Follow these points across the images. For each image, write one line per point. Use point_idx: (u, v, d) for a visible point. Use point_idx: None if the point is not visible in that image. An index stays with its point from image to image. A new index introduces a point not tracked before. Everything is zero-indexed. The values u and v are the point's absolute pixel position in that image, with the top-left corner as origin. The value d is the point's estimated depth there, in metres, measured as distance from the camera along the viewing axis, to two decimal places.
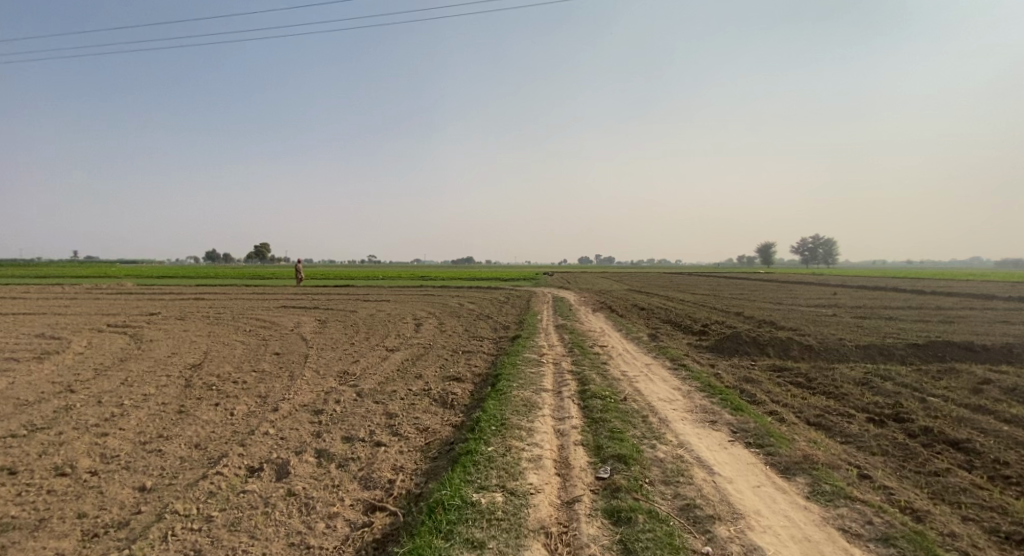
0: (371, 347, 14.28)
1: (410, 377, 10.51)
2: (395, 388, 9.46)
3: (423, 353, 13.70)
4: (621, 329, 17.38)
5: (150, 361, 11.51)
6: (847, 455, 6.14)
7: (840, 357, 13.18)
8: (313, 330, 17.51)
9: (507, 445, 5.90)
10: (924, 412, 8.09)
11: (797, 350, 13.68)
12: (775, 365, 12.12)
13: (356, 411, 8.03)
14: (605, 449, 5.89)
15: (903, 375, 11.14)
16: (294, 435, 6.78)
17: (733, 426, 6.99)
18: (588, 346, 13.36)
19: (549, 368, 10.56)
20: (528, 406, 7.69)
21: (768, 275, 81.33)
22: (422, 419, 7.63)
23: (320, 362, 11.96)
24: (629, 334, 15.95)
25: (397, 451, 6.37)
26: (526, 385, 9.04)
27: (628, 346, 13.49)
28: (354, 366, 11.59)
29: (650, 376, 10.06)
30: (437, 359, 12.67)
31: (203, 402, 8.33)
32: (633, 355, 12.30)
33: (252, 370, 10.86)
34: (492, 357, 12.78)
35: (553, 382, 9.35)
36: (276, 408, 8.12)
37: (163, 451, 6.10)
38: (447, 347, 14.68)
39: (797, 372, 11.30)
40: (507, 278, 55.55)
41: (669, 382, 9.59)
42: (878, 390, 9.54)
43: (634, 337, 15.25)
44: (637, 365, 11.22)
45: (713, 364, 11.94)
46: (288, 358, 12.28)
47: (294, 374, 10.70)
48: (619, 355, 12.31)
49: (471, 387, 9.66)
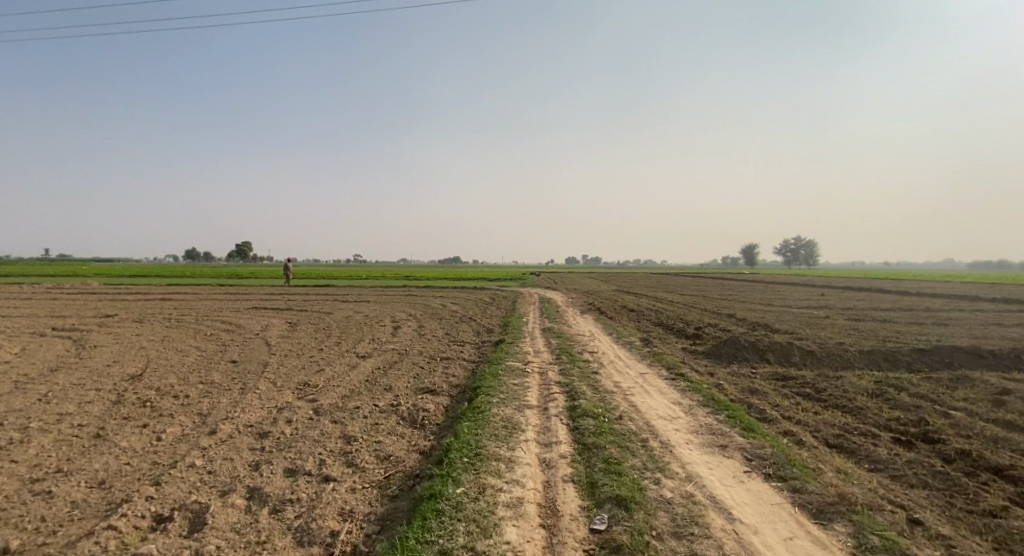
0: (340, 354, 13.10)
1: (378, 390, 9.38)
2: (359, 404, 8.33)
3: (396, 360, 12.56)
4: (610, 332, 16.38)
5: (85, 372, 10.29)
6: (885, 491, 5.16)
7: (844, 363, 12.32)
8: (280, 335, 16.28)
9: (481, 485, 4.82)
10: (955, 431, 7.15)
11: (798, 356, 12.82)
12: (778, 373, 11.21)
13: (308, 434, 6.90)
14: (601, 488, 4.84)
15: (915, 383, 10.28)
16: (225, 469, 5.65)
17: (747, 453, 5.99)
18: (576, 353, 12.33)
19: (534, 380, 9.49)
20: (509, 428, 6.61)
21: (755, 276, 81.17)
22: (384, 444, 6.53)
23: (279, 372, 10.79)
24: (619, 338, 14.97)
25: (348, 490, 5.25)
26: (507, 401, 7.95)
27: (619, 353, 12.50)
28: (316, 376, 10.42)
29: (645, 389, 9.06)
30: (412, 368, 11.55)
31: (128, 426, 7.22)
32: (625, 363, 11.32)
33: (198, 382, 9.69)
34: (471, 366, 11.67)
35: (539, 397, 8.30)
36: (214, 430, 6.98)
37: (53, 493, 5.07)
38: (424, 352, 13.54)
39: (804, 382, 10.36)
40: (494, 278, 54.55)
41: (668, 396, 8.60)
42: (895, 402, 8.66)
43: (625, 342, 14.24)
44: (631, 374, 10.21)
45: (712, 373, 10.99)
46: (245, 367, 11.11)
47: (245, 386, 9.53)
48: (610, 363, 11.29)
49: (446, 403, 8.55)
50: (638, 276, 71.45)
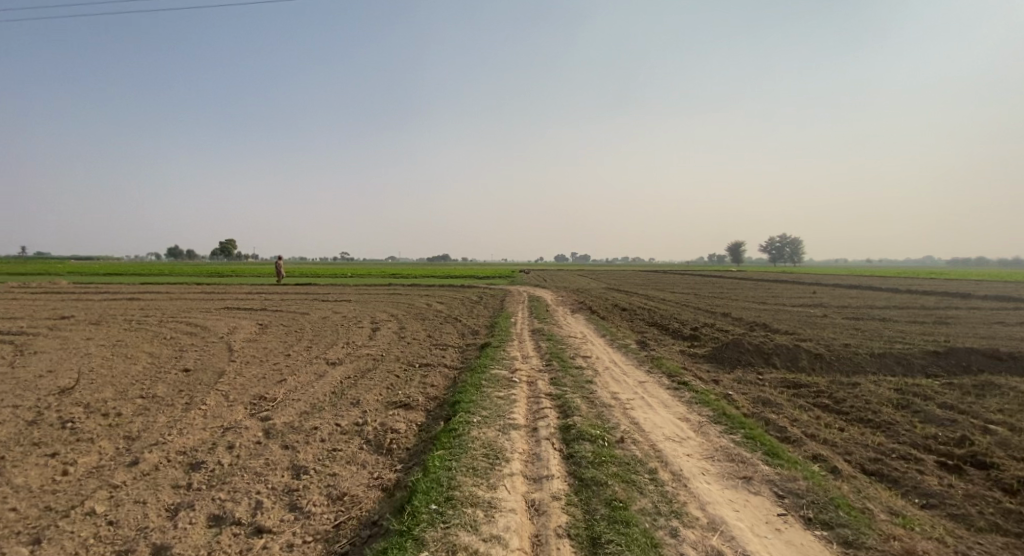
0: (309, 361, 11.90)
1: (343, 405, 8.24)
2: (318, 424, 7.18)
3: (370, 367, 11.41)
4: (603, 334, 15.31)
5: (9, 384, 9.03)
6: (954, 541, 4.17)
7: (856, 368, 11.39)
8: (247, 339, 15.03)
9: (451, 547, 3.76)
10: (1006, 453, 6.19)
11: (807, 359, 11.86)
12: (789, 381, 10.23)
13: (249, 464, 5.75)
14: (605, 549, 3.81)
15: (939, 391, 9.34)
16: (132, 519, 4.52)
17: (778, 487, 4.95)
18: (568, 358, 11.25)
19: (522, 392, 8.39)
20: (490, 457, 5.50)
21: (745, 275, 80.65)
22: (340, 479, 5.42)
23: (234, 383, 9.58)
24: (613, 341, 13.92)
25: (284, 549, 4.15)
26: (490, 420, 6.84)
27: (615, 358, 11.43)
28: (275, 389, 9.23)
29: (647, 402, 8.01)
30: (385, 377, 10.41)
31: (33, 455, 6.06)
32: (622, 370, 10.27)
33: (137, 397, 8.47)
34: (452, 374, 10.56)
35: (527, 414, 7.21)
36: (137, 460, 5.84)
37: None
38: (401, 358, 12.38)
39: (818, 390, 9.39)
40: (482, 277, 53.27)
41: (673, 411, 7.55)
42: (926, 415, 7.70)
43: (619, 345, 13.17)
44: (630, 384, 9.17)
45: (718, 380, 9.98)
46: (196, 378, 9.89)
47: (191, 401, 8.34)
48: (606, 370, 10.25)
49: (420, 421, 7.43)
50: (628, 274, 70.53)
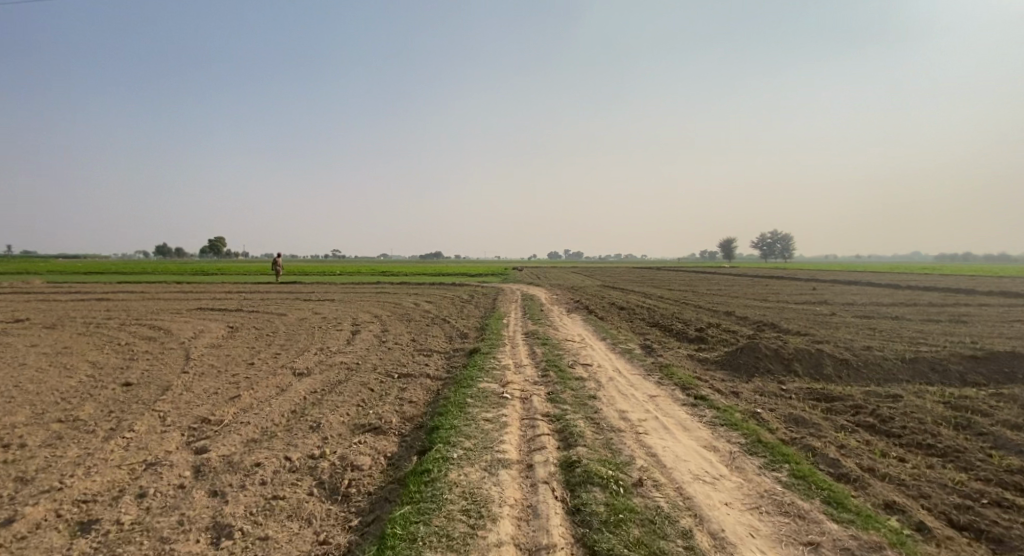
0: (272, 371, 10.53)
1: (300, 430, 6.90)
2: (264, 457, 5.85)
3: (342, 378, 10.06)
4: (603, 337, 14.01)
5: None
6: None
7: (888, 375, 10.17)
8: (210, 345, 13.61)
9: None
10: None
11: (833, 365, 10.61)
12: (818, 393, 8.97)
13: (157, 524, 4.42)
14: None
15: (993, 405, 8.13)
16: None
17: None
18: (566, 367, 9.92)
19: (513, 412, 7.07)
20: (473, 517, 4.19)
21: (741, 270, 79.60)
22: (273, 548, 4.10)
23: (178, 401, 8.21)
24: (614, 345, 12.61)
25: None
26: (475, 453, 5.52)
27: (619, 367, 10.13)
28: (224, 409, 7.86)
29: (663, 425, 6.73)
30: (357, 391, 9.07)
31: None
32: (628, 381, 8.96)
33: (52, 421, 7.09)
34: (435, 387, 9.21)
35: (520, 444, 5.89)
36: (11, 520, 4.56)
37: None
38: (379, 366, 11.04)
39: (855, 404, 8.15)
40: (474, 274, 51.78)
41: (697, 437, 6.26)
42: (997, 441, 6.46)
43: (622, 350, 11.87)
44: (640, 399, 7.88)
45: (738, 393, 8.70)
46: (134, 394, 8.50)
47: (118, 425, 6.98)
48: (610, 381, 8.95)
49: (389, 453, 6.09)
50: (623, 271, 69.28)
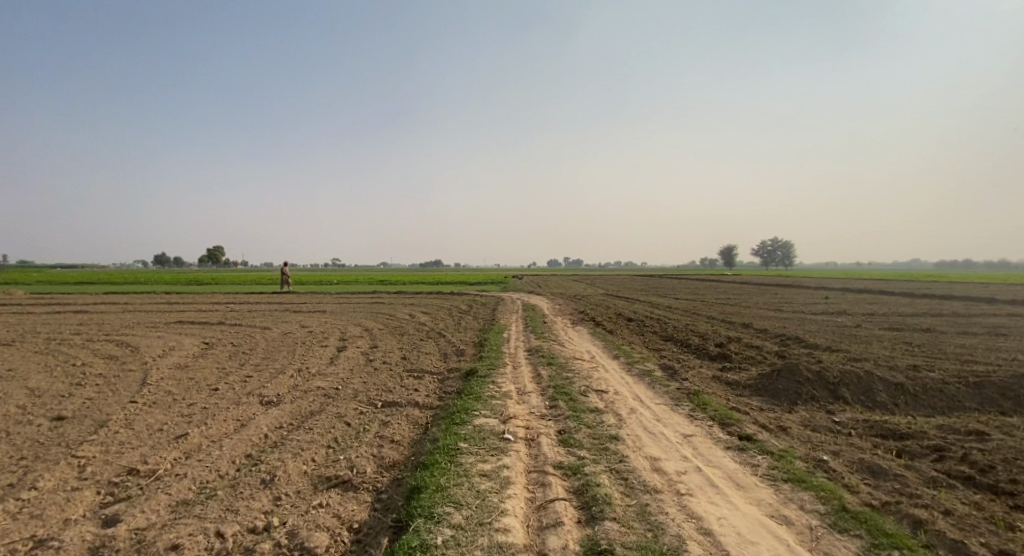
0: (235, 399, 9.09)
1: (248, 487, 5.47)
2: (187, 537, 4.43)
3: (316, 408, 8.61)
4: (615, 355, 12.52)
5: None
6: None
7: (954, 403, 8.69)
8: (175, 365, 12.19)
9: None
10: None
11: (887, 392, 9.11)
12: (880, 427, 7.49)
13: None
14: None
15: None
16: None
17: None
18: (578, 396, 8.43)
19: (518, 463, 5.63)
20: None
21: (745, 279, 78.13)
22: None
23: (108, 443, 6.78)
24: (629, 365, 11.17)
25: None
26: (467, 537, 4.07)
27: (639, 395, 8.66)
28: (162, 454, 6.43)
29: (710, 480, 5.28)
30: (329, 427, 7.62)
31: None
32: (654, 416, 7.49)
33: None
34: (423, 423, 7.76)
35: (529, 518, 4.44)
36: None
37: None
38: (360, 392, 9.58)
39: (934, 443, 6.68)
40: (475, 282, 50.27)
41: (758, 501, 4.80)
42: None
43: (640, 373, 10.37)
44: (673, 441, 6.43)
45: (787, 429, 7.22)
46: (58, 436, 7.10)
47: (18, 486, 5.58)
48: (631, 415, 7.50)
49: (355, 526, 4.65)
50: (625, 279, 67.88)
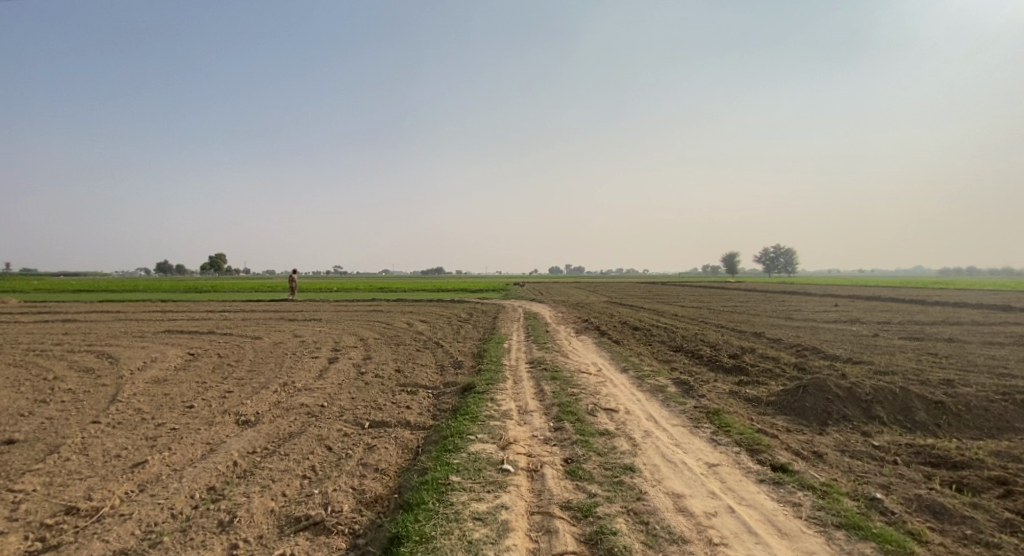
0: (209, 420, 8.26)
1: (202, 532, 4.66)
2: None
3: (295, 429, 7.79)
4: (623, 368, 11.67)
5: None
6: None
7: (1002, 425, 7.86)
8: (152, 380, 11.35)
9: None
10: None
11: (926, 411, 8.28)
12: (927, 454, 6.66)
13: None
14: None
15: None
16: None
17: None
18: (586, 417, 7.59)
19: (518, 503, 4.81)
20: None
21: (748, 286, 77.43)
22: None
23: (54, 474, 5.97)
24: (639, 380, 10.31)
25: None
26: None
27: (653, 414, 7.83)
28: (111, 488, 5.60)
29: (747, 526, 4.45)
30: (307, 452, 6.80)
31: None
32: (671, 441, 6.65)
33: None
34: (413, 449, 6.94)
35: None
36: None
37: None
38: (346, 411, 8.77)
39: (996, 474, 5.85)
40: (476, 289, 49.54)
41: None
42: None
43: (651, 388, 9.53)
44: (697, 473, 5.60)
45: (824, 456, 6.39)
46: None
47: None
48: (646, 439, 6.68)
49: None
50: (627, 286, 67.06)
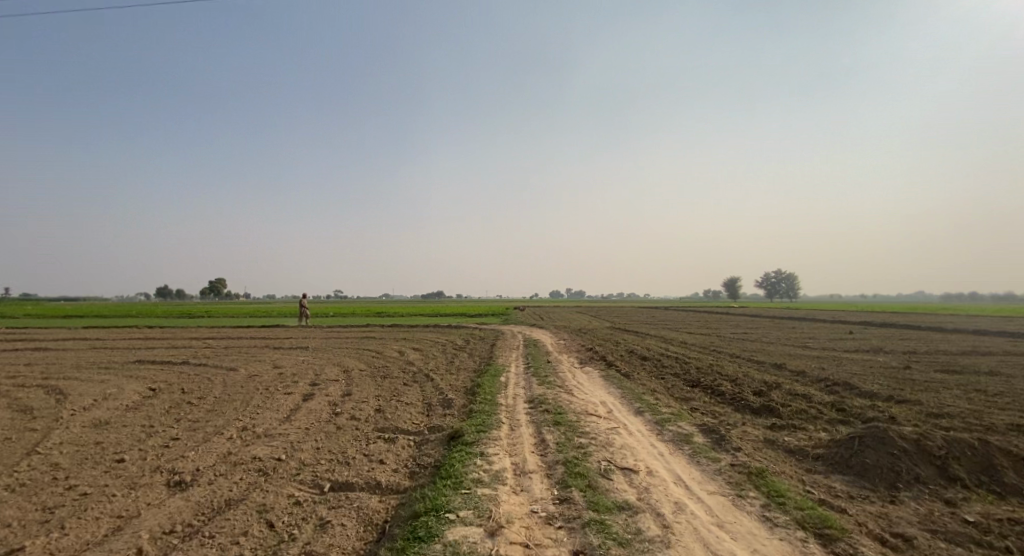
0: (133, 483, 6.73)
1: None
2: None
3: (235, 494, 6.24)
4: (637, 409, 10.10)
5: None
6: None
7: None
8: (91, 424, 9.82)
9: None
10: None
11: (1017, 471, 6.70)
12: None
13: None
14: None
15: None
16: None
17: None
18: (598, 481, 6.05)
19: None
20: None
21: (751, 311, 75.88)
22: None
23: None
24: (658, 427, 8.74)
25: None
26: None
27: (681, 478, 6.28)
28: None
29: None
30: (238, 533, 5.26)
31: None
32: (713, 520, 5.10)
33: None
34: (377, 527, 5.39)
35: None
36: None
37: None
38: (304, 467, 7.20)
39: None
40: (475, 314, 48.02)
41: None
42: None
43: (674, 438, 7.96)
44: None
45: (917, 545, 4.82)
46: None
47: None
48: (680, 518, 5.12)
49: None
50: (628, 311, 65.60)
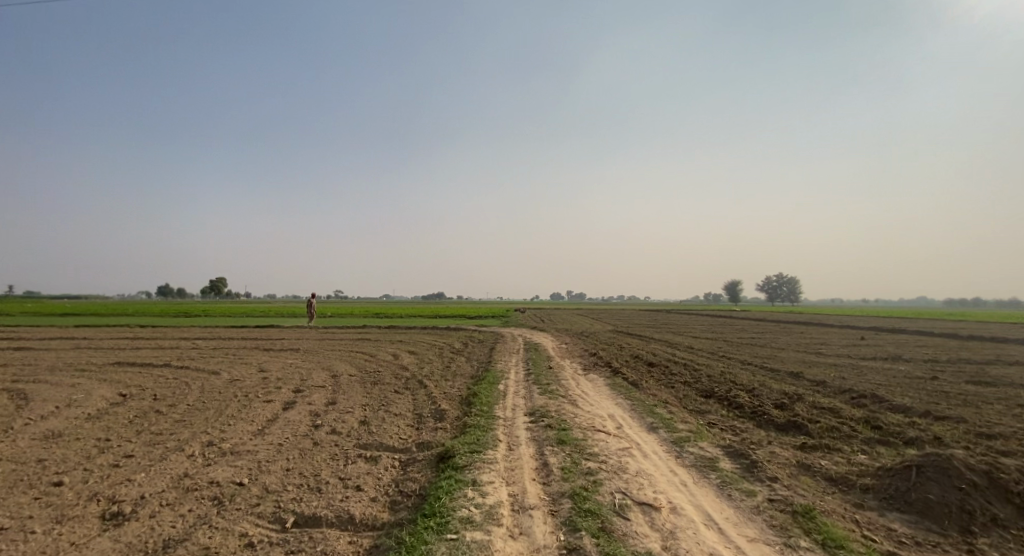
0: (62, 515, 5.68)
1: None
2: None
3: (177, 532, 5.21)
4: (650, 425, 9.05)
5: None
6: None
7: None
8: (42, 436, 8.79)
9: None
10: None
11: None
12: None
13: None
14: None
15: None
16: None
17: None
18: (614, 523, 5.00)
19: None
20: None
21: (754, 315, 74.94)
22: None
23: None
24: (677, 447, 7.67)
25: None
26: None
27: (713, 518, 5.22)
28: None
29: None
30: None
31: None
32: None
33: None
34: None
35: None
36: None
37: None
38: (265, 495, 6.15)
39: None
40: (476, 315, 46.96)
41: None
42: None
43: (698, 463, 6.91)
44: None
45: None
46: None
47: None
48: None
49: None
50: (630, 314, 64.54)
